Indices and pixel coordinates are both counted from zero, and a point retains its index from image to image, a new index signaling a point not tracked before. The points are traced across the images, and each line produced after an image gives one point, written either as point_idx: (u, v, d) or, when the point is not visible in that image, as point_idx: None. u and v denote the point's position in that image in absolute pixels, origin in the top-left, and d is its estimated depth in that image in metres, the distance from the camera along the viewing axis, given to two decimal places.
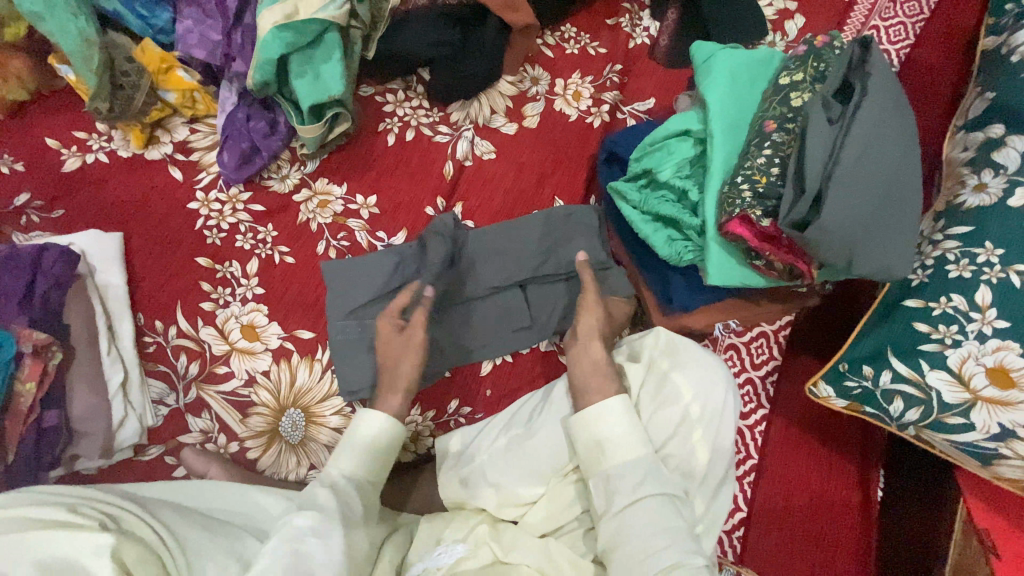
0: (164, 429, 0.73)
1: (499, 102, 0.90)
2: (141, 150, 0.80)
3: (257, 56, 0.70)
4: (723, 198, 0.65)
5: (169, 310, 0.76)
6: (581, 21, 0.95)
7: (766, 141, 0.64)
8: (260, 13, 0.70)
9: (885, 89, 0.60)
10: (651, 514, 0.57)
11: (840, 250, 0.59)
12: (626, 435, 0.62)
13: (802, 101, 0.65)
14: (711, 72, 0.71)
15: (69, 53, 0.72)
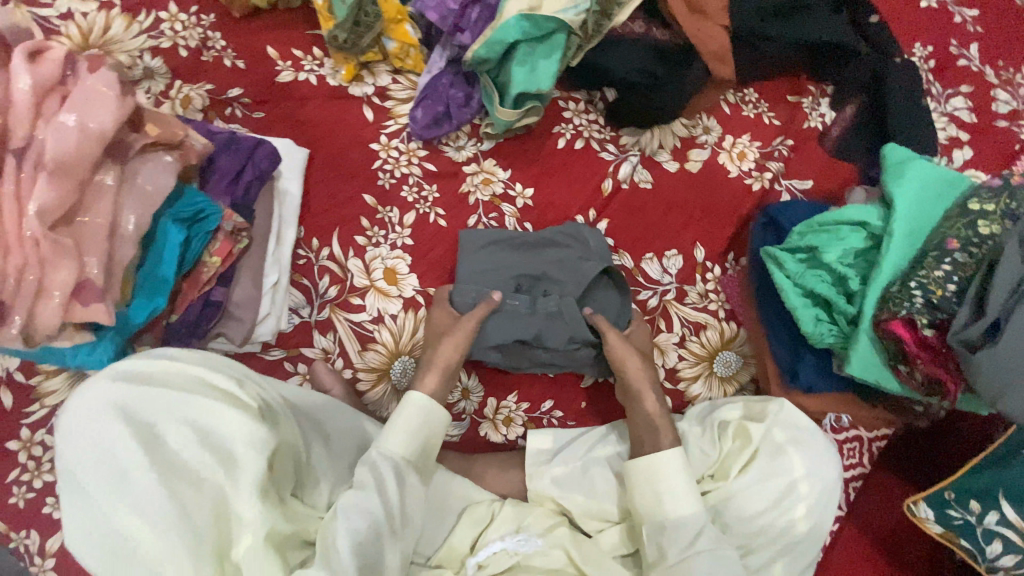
0: (292, 336, 0.77)
1: (669, 140, 0.93)
2: (346, 83, 0.86)
3: (492, 34, 0.76)
4: (890, 296, 0.66)
5: (327, 232, 0.81)
6: (764, 90, 0.98)
7: (947, 257, 0.65)
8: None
9: None
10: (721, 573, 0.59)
11: (1005, 386, 0.58)
12: (682, 488, 0.65)
13: (991, 232, 0.65)
14: (902, 178, 0.73)
15: None
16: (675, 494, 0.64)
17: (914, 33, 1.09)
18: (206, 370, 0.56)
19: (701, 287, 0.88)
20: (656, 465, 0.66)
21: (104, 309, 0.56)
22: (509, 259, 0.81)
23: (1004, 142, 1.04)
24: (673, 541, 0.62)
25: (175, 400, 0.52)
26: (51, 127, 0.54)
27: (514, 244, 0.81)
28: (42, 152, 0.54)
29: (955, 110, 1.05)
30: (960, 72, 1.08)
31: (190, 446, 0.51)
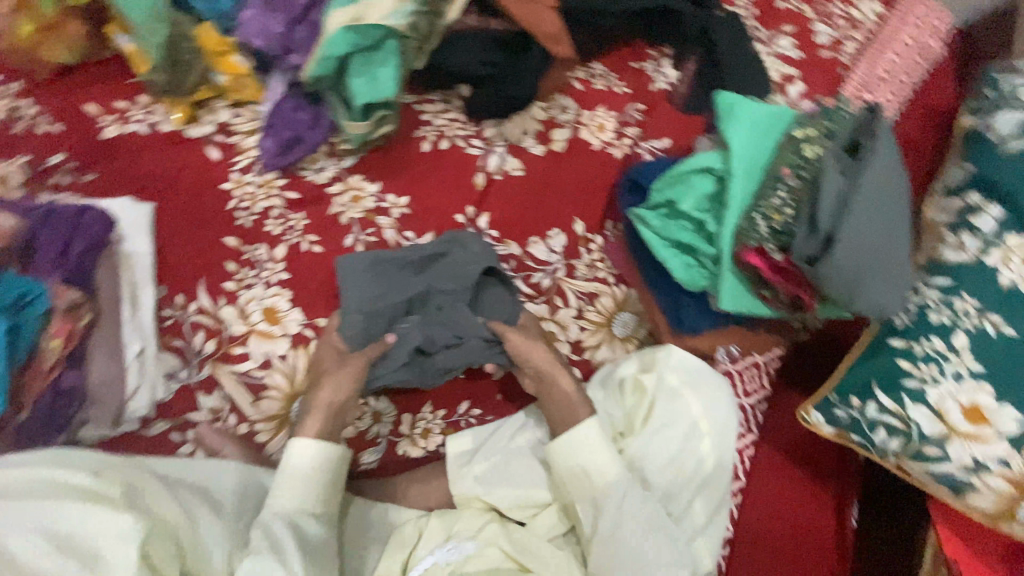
0: (172, 406, 0.73)
1: (531, 124, 0.95)
2: (181, 127, 0.81)
3: (320, 50, 0.74)
4: (740, 232, 0.72)
5: (192, 285, 0.76)
6: (610, 61, 1.03)
7: (782, 185, 0.71)
8: (330, 12, 0.74)
9: (888, 150, 0.68)
10: (642, 531, 0.64)
11: (842, 289, 0.65)
12: (604, 458, 0.69)
13: (814, 153, 0.71)
14: (733, 119, 0.78)
15: (137, 23, 0.75)
16: (593, 465, 0.69)
17: None
18: (55, 466, 0.52)
19: (588, 259, 0.90)
20: (567, 446, 0.70)
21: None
22: (394, 278, 0.79)
23: (829, 70, 1.14)
24: (603, 513, 0.67)
25: (21, 510, 0.47)
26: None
27: (394, 262, 0.79)
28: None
29: (783, 49, 1.14)
30: (782, 14, 1.17)
31: (45, 555, 0.45)
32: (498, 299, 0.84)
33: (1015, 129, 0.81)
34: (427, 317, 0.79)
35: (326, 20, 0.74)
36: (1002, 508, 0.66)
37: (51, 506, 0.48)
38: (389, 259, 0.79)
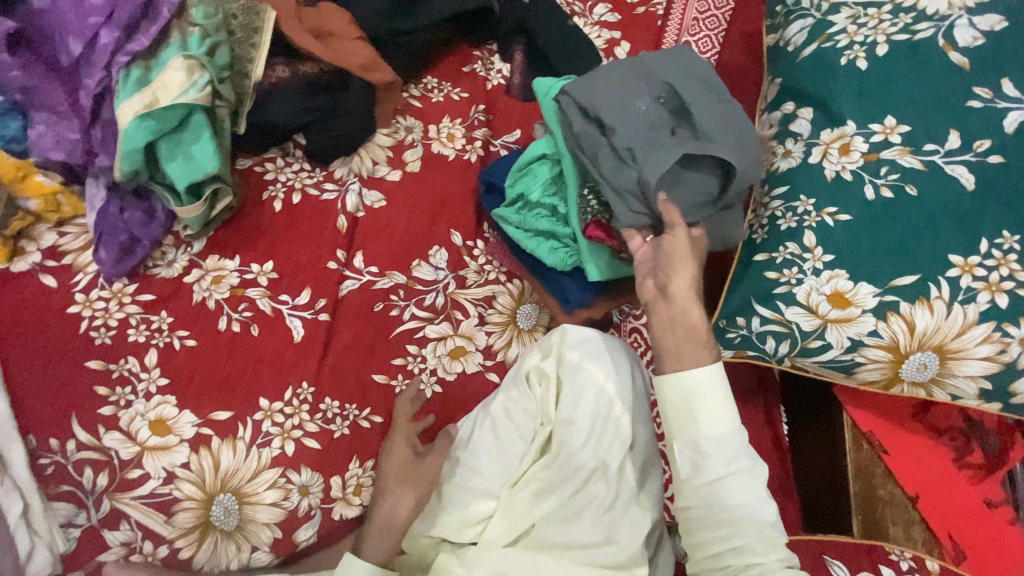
0: (81, 553, 0.69)
1: (380, 153, 0.95)
2: (6, 264, 0.75)
3: (120, 147, 0.70)
4: (581, 208, 0.77)
5: (64, 424, 0.71)
6: (441, 72, 1.04)
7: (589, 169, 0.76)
8: (118, 105, 0.70)
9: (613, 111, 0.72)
10: (747, 486, 0.58)
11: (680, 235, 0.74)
12: (716, 410, 0.60)
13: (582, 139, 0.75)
14: (547, 106, 0.83)
15: None
16: (716, 415, 0.60)
17: None
18: None
19: (475, 265, 0.92)
20: (688, 387, 0.61)
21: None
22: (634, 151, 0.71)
23: (648, 22, 1.20)
24: (708, 460, 0.59)
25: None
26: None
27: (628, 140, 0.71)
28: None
29: (601, 17, 1.19)
30: None
31: None
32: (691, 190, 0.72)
33: (806, 36, 0.87)
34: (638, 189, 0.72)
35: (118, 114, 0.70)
36: (888, 375, 0.73)
37: None
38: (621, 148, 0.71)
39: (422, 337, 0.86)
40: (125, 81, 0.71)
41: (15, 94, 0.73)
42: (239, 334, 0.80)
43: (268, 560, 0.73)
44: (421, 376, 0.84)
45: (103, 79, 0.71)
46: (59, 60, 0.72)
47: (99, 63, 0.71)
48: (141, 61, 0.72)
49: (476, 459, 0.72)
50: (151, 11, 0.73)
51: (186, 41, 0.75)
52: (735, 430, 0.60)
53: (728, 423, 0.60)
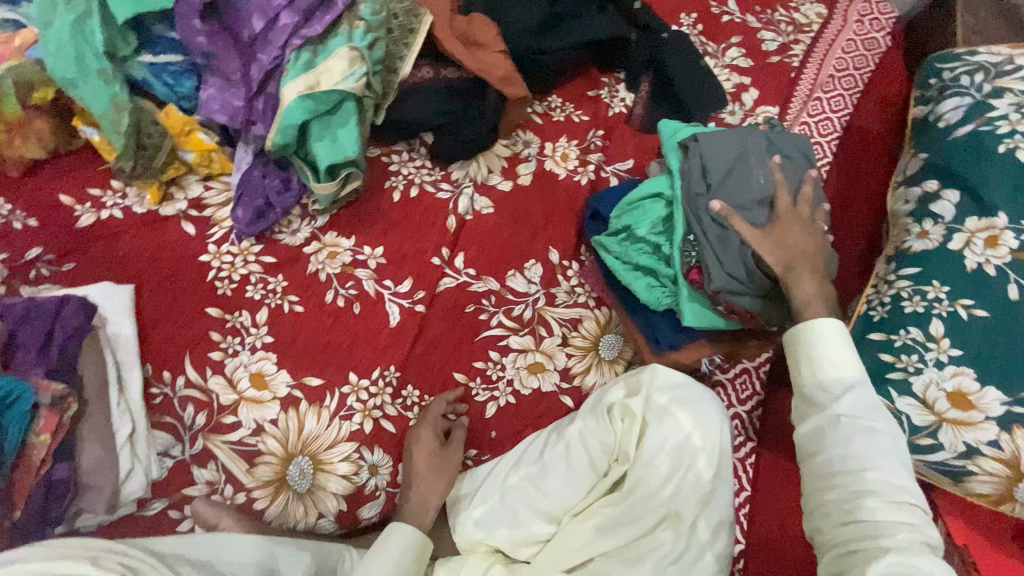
0: (168, 482, 0.72)
1: (496, 162, 0.98)
2: (156, 206, 0.82)
3: (280, 120, 0.77)
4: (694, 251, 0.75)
5: (177, 360, 0.77)
6: (566, 93, 1.06)
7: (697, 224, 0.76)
8: (283, 84, 0.77)
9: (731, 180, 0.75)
10: (878, 449, 0.55)
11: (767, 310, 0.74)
12: (849, 359, 0.60)
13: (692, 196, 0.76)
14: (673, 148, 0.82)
15: (99, 116, 0.74)
16: (849, 350, 0.61)
17: (681, 5, 1.20)
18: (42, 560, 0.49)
19: (566, 285, 0.92)
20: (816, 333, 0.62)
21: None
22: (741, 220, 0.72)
23: (782, 74, 1.18)
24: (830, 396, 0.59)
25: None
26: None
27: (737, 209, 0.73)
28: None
29: (733, 61, 1.18)
30: (727, 27, 1.21)
31: None
32: None
33: (961, 115, 0.84)
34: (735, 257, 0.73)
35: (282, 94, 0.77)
36: (1001, 490, 0.67)
37: None
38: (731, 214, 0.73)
39: (504, 346, 0.87)
40: (297, 61, 0.77)
41: (197, 58, 0.78)
42: (342, 310, 0.85)
43: (331, 529, 0.76)
44: (498, 385, 0.85)
45: (276, 57, 0.78)
46: (238, 32, 0.78)
47: (276, 41, 0.77)
48: (310, 46, 0.78)
49: (544, 478, 0.72)
50: (327, 0, 0.79)
51: (353, 33, 0.80)
52: (860, 376, 0.60)
53: (855, 371, 0.60)
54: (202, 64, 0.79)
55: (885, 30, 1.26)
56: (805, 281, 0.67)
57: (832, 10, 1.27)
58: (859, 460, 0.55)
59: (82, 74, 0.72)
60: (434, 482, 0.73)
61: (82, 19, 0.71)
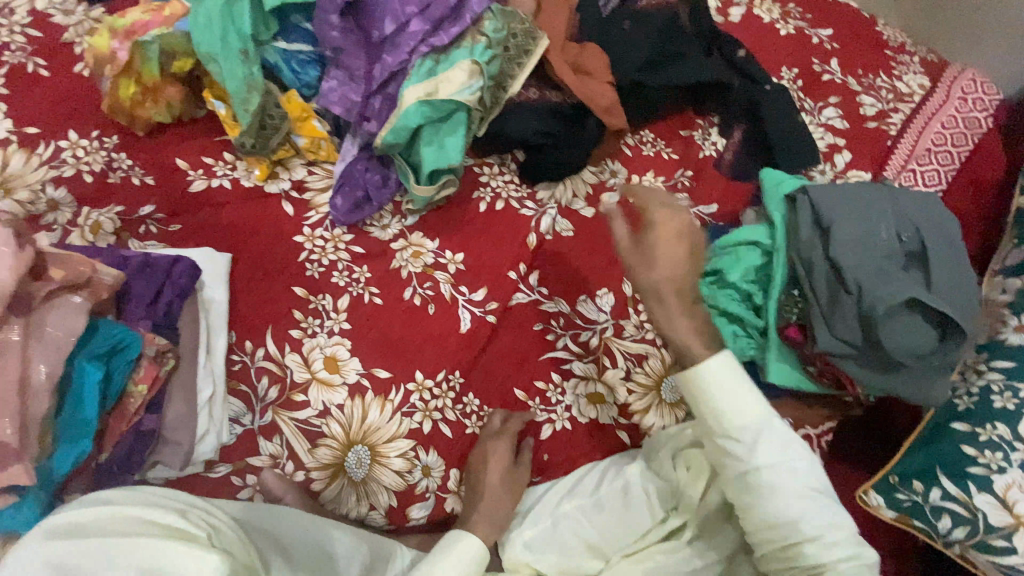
0: (235, 448, 0.75)
1: (581, 187, 0.99)
2: (262, 182, 0.86)
3: (396, 121, 0.80)
4: (784, 306, 0.75)
5: (260, 331, 0.80)
6: (659, 129, 1.07)
7: (805, 271, 0.73)
8: (404, 87, 0.80)
9: (850, 230, 0.71)
10: (801, 503, 0.61)
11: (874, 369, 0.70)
12: (734, 402, 0.64)
13: (802, 241, 0.74)
14: (775, 198, 0.81)
15: (231, 92, 0.78)
16: (734, 398, 0.64)
17: (785, 57, 1.20)
18: (143, 509, 0.53)
19: (636, 319, 0.91)
20: (705, 381, 0.65)
21: (22, 470, 0.48)
22: (859, 269, 0.69)
23: (876, 141, 1.17)
24: (763, 450, 0.63)
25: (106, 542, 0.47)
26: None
27: (854, 258, 0.70)
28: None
29: (828, 120, 1.17)
30: (827, 86, 1.21)
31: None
32: (908, 330, 0.68)
33: None
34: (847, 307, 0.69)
35: (404, 97, 0.80)
36: None
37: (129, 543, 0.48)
38: (851, 262, 0.69)
39: (567, 370, 0.87)
40: (420, 67, 0.81)
41: (326, 51, 0.82)
42: (417, 308, 0.86)
43: (380, 523, 0.78)
44: (556, 408, 0.85)
45: (401, 61, 0.81)
46: (369, 31, 0.82)
47: (403, 45, 0.80)
48: (434, 55, 0.82)
49: (598, 512, 0.75)
50: (456, 13, 0.83)
51: (475, 47, 0.83)
52: (756, 422, 0.64)
53: (755, 417, 0.64)
54: (330, 57, 0.83)
55: (987, 108, 1.22)
56: (684, 320, 0.69)
57: (936, 82, 1.25)
58: (792, 512, 0.61)
59: (224, 51, 0.76)
60: (499, 498, 0.75)
61: (231, 1, 0.76)
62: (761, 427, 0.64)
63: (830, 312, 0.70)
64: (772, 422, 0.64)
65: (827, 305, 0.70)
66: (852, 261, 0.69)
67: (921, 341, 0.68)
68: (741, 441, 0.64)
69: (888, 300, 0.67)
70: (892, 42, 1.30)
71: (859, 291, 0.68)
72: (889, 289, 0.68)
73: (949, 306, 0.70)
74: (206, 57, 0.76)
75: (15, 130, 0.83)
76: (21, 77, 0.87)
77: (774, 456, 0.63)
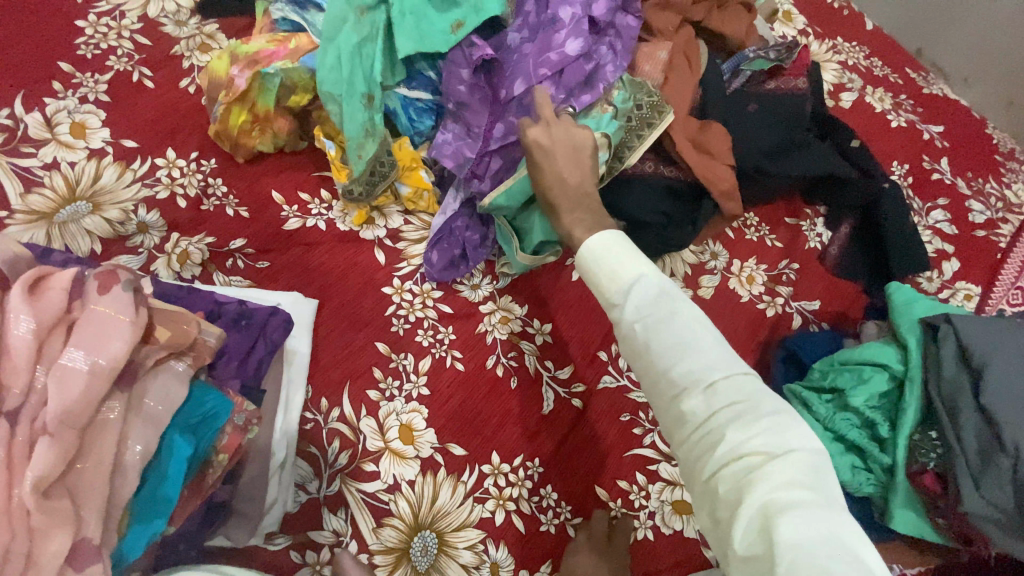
0: (298, 519, 0.68)
1: (680, 267, 0.93)
2: (356, 227, 0.82)
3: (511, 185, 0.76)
4: (915, 446, 0.67)
5: (338, 389, 0.75)
6: (765, 213, 1.01)
7: (947, 412, 0.66)
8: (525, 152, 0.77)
9: (1006, 374, 0.64)
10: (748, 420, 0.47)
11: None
12: (624, 268, 0.56)
13: (945, 376, 0.67)
14: (910, 319, 0.75)
15: (348, 136, 0.75)
16: (617, 267, 0.56)
17: (895, 151, 1.15)
18: None
19: None
20: (591, 255, 0.58)
21: (101, 570, 0.41)
22: (1016, 422, 0.61)
23: (986, 252, 1.10)
24: (671, 347, 0.51)
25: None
26: (55, 369, 0.39)
27: (1010, 407, 0.62)
28: (43, 403, 0.39)
29: (937, 223, 1.11)
30: (936, 186, 1.15)
31: None
32: None
33: None
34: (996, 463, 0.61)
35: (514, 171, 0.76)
36: None
37: None
38: (1007, 413, 0.62)
39: (653, 471, 0.80)
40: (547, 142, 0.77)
41: (447, 103, 0.78)
42: (500, 380, 0.80)
43: None
44: (639, 514, 0.77)
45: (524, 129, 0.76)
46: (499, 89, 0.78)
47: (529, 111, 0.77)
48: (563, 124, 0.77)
49: None
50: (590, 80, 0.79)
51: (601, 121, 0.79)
52: (642, 276, 0.55)
53: (631, 273, 0.56)
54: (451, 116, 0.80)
55: None
56: (566, 213, 0.67)
57: None
58: (725, 424, 0.48)
59: (348, 94, 0.74)
60: None
61: (363, 44, 0.74)
62: (639, 286, 0.55)
63: (977, 466, 0.62)
64: (670, 307, 0.53)
65: (976, 456, 0.62)
66: (1007, 410, 0.62)
67: None
68: (618, 301, 0.55)
69: None
70: (1004, 146, 1.24)
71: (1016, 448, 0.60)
72: None
73: None
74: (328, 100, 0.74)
75: (112, 141, 0.79)
76: (122, 85, 0.82)
77: (651, 315, 0.53)
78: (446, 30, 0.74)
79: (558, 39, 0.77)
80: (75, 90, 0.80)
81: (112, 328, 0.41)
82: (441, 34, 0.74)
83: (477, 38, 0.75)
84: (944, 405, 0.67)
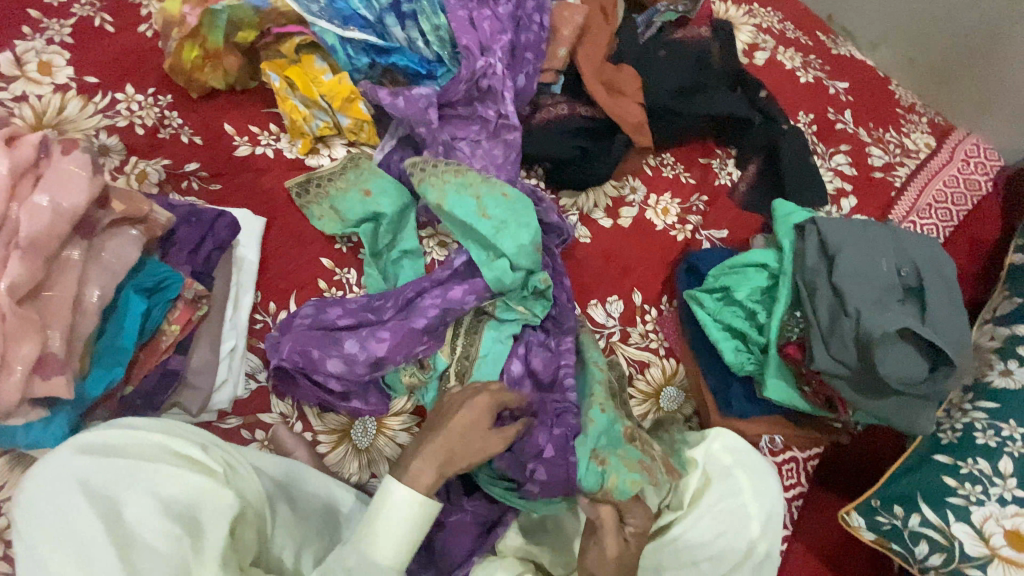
0: (248, 403, 0.75)
1: (602, 200, 1.00)
2: (303, 156, 0.90)
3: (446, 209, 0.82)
4: (783, 325, 0.80)
5: (284, 295, 0.81)
6: (680, 153, 1.08)
7: (809, 296, 0.78)
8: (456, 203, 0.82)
9: (853, 259, 0.76)
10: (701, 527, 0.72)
11: (871, 393, 0.74)
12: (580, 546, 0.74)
13: (807, 267, 0.79)
14: (786, 225, 0.86)
15: (295, 97, 0.90)
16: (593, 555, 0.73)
17: (800, 103, 1.27)
18: (170, 438, 0.57)
19: (642, 328, 0.92)
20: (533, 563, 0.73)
21: (64, 381, 0.54)
22: (858, 296, 0.74)
23: (881, 190, 1.23)
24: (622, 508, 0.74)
25: (141, 470, 0.53)
26: (25, 208, 0.54)
27: (852, 285, 0.75)
28: (16, 230, 0.54)
29: (839, 165, 1.23)
30: (839, 134, 1.27)
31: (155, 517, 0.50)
32: (903, 355, 0.71)
33: None
34: (842, 331, 0.73)
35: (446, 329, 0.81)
36: None
37: (149, 472, 0.53)
38: (851, 289, 0.74)
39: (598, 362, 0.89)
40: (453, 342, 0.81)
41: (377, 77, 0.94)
42: None
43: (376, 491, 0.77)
44: None
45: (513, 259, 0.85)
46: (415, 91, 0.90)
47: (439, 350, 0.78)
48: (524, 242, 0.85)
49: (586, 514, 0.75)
50: (489, 45, 0.93)
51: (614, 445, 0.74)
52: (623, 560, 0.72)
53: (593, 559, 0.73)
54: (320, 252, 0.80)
55: (988, 173, 1.27)
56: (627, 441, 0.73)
57: (943, 141, 1.31)
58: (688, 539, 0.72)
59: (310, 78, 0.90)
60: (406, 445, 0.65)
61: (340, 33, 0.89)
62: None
63: (827, 334, 0.75)
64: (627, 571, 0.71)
65: (828, 327, 0.75)
66: (850, 287, 0.74)
67: (914, 369, 0.71)
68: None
69: (880, 328, 0.71)
70: (904, 101, 1.37)
71: (855, 317, 0.73)
72: (881, 315, 0.72)
73: (946, 339, 0.72)
74: (358, 172, 0.88)
75: (75, 78, 0.86)
76: (84, 28, 0.89)
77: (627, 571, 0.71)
78: (413, 62, 0.93)
79: (487, 39, 0.93)
80: (42, 33, 0.87)
81: (73, 179, 0.56)
82: (411, 60, 0.93)
83: (426, 88, 0.91)
84: (807, 289, 0.79)
